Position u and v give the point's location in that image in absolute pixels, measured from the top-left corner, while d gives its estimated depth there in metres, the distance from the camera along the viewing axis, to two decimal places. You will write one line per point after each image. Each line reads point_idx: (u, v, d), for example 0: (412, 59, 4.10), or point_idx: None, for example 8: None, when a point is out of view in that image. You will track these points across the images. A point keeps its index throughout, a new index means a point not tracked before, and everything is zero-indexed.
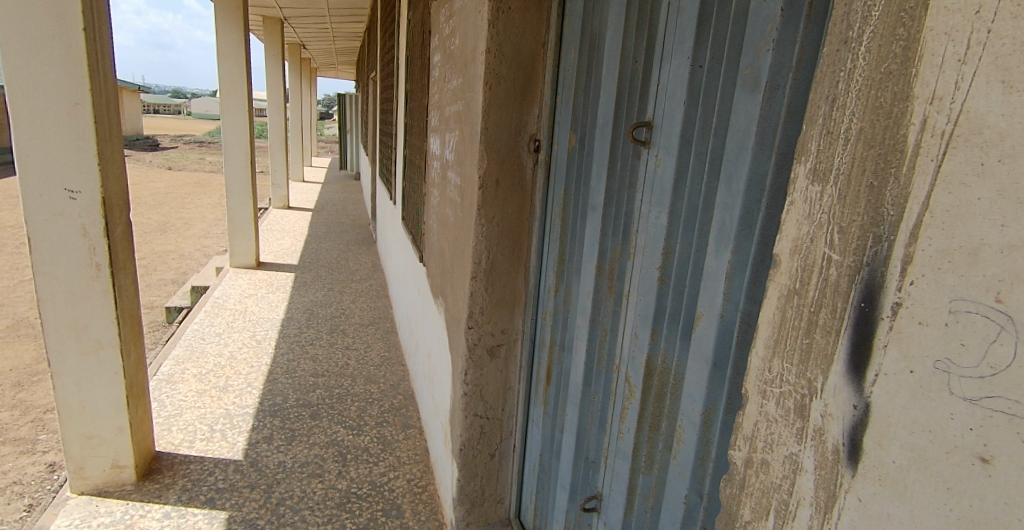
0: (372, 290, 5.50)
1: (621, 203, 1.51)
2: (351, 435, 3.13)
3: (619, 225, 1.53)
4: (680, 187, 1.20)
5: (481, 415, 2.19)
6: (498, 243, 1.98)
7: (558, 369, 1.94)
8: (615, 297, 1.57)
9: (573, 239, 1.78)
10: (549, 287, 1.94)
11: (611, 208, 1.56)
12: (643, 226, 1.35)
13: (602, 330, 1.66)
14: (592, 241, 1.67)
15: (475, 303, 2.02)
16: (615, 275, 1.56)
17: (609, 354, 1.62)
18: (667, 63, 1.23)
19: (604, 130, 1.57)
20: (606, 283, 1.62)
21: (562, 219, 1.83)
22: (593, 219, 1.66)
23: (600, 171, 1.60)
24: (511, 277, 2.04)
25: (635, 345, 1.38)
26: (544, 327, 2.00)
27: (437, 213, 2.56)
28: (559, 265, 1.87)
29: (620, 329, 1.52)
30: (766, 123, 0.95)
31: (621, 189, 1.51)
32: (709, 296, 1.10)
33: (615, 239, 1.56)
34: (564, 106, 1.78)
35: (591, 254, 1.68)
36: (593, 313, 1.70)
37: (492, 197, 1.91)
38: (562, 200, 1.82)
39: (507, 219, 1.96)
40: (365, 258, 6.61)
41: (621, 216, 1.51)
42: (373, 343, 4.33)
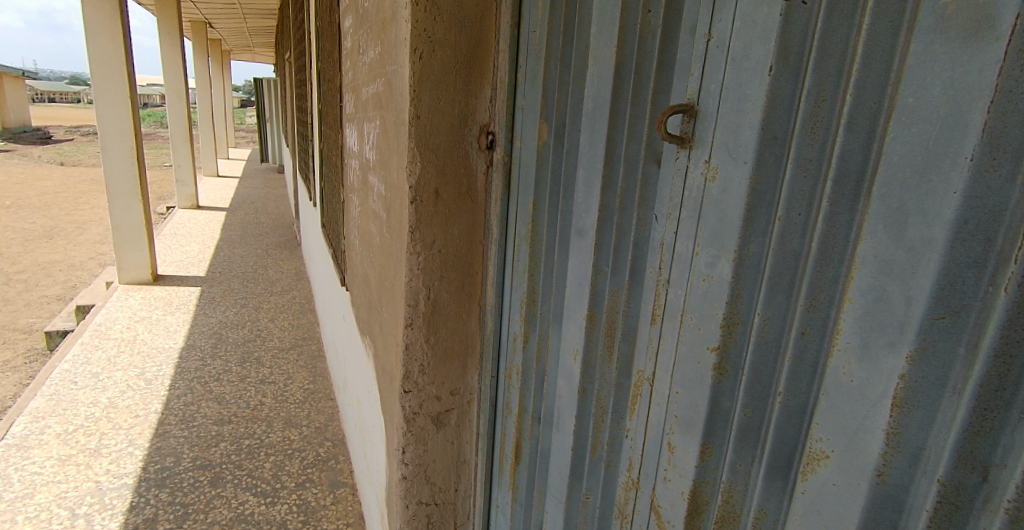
0: (295, 304, 4.78)
1: (627, 228, 0.98)
2: (262, 504, 2.54)
3: (624, 262, 1.00)
4: (753, 220, 0.68)
5: (427, 503, 1.63)
6: (441, 277, 1.42)
7: (533, 447, 1.41)
8: (620, 367, 1.05)
9: (549, 274, 1.25)
10: (513, 335, 1.40)
11: (610, 236, 1.04)
12: (674, 273, 0.83)
13: (599, 409, 1.15)
14: (581, 281, 1.14)
15: (413, 360, 1.47)
16: (620, 336, 1.03)
17: (613, 447, 1.11)
18: (729, 3, 0.71)
19: (595, 117, 1.03)
20: (603, 343, 1.09)
21: (530, 243, 1.29)
22: (582, 251, 1.12)
23: (591, 179, 1.07)
24: (461, 320, 1.48)
25: (669, 461, 0.88)
26: (509, 388, 1.46)
27: (358, 228, 1.95)
28: (528, 307, 1.33)
29: (635, 418, 1.01)
30: (1012, 106, 0.45)
31: (626, 208, 0.98)
32: (843, 430, 0.59)
33: (615, 282, 1.04)
34: (529, 81, 1.23)
35: (578, 300, 1.16)
36: (584, 383, 1.18)
37: (429, 215, 1.35)
38: (530, 216, 1.28)
39: (452, 243, 1.41)
40: (287, 264, 5.83)
41: (627, 252, 0.99)
42: (295, 373, 3.66)
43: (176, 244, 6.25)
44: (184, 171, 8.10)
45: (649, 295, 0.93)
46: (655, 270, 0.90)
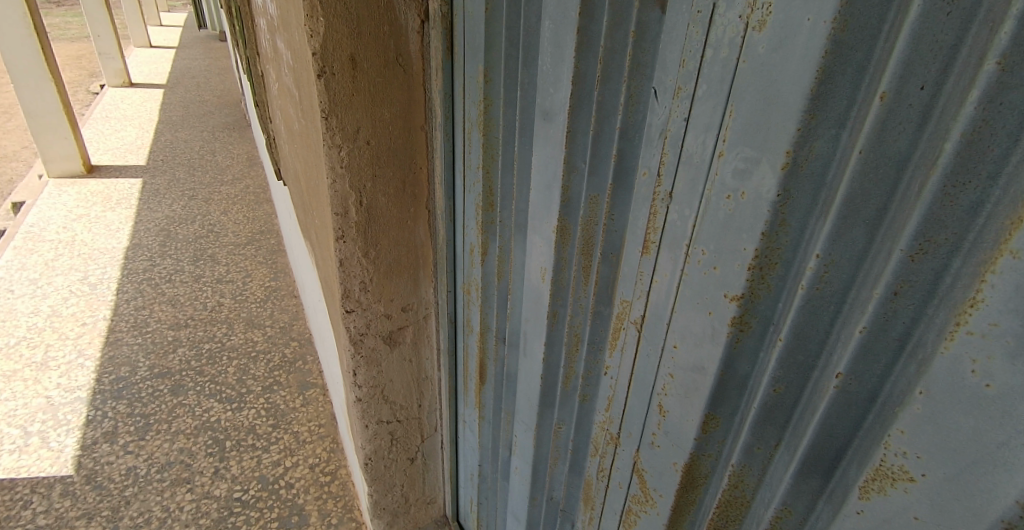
0: (249, 195, 4.39)
1: (612, 110, 0.69)
2: (229, 411, 2.27)
3: (608, 160, 0.72)
4: (826, 98, 0.41)
5: (388, 421, 1.43)
6: (375, 175, 1.13)
7: (498, 370, 1.20)
8: (598, 295, 0.81)
9: (510, 172, 0.96)
10: (469, 243, 1.14)
11: (587, 121, 0.74)
12: (681, 184, 0.55)
13: (571, 338, 0.92)
14: (548, 184, 0.84)
15: (352, 276, 1.20)
16: (598, 258, 0.78)
17: (589, 384, 0.90)
18: None
19: None
20: (578, 266, 0.84)
21: (482, 130, 0.97)
22: (550, 144, 0.81)
23: (562, 35, 0.73)
24: (406, 227, 1.21)
25: (659, 424, 0.66)
26: (468, 305, 1.23)
27: (282, 116, 1.58)
28: (483, 213, 1.05)
29: (612, 357, 0.79)
30: None
31: (611, 79, 0.68)
32: (947, 450, 0.38)
33: (594, 187, 0.75)
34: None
35: (545, 211, 0.87)
36: (554, 306, 0.93)
37: (348, 92, 1.03)
38: (479, 92, 0.95)
39: (384, 130, 1.10)
40: (237, 149, 5.32)
41: (611, 146, 0.70)
42: (254, 271, 3.40)
43: (110, 130, 5.62)
44: (107, 43, 7.11)
45: (642, 209, 0.66)
46: (648, 170, 0.63)
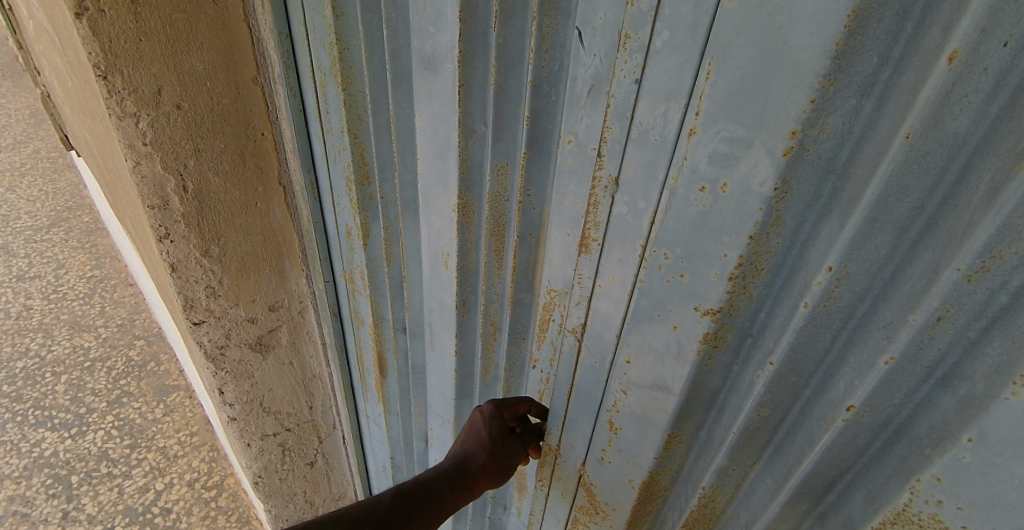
0: (42, 164, 3.56)
1: (521, 56, 0.53)
2: (67, 439, 1.87)
3: (519, 122, 0.56)
4: (853, 57, 0.29)
5: (276, 433, 1.23)
6: (200, 152, 0.86)
7: (400, 362, 1.04)
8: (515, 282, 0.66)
9: (387, 135, 0.77)
10: (344, 224, 0.93)
11: (486, 70, 0.56)
12: (633, 167, 0.41)
13: (486, 328, 0.76)
14: (438, 153, 0.66)
15: (194, 281, 0.95)
16: (513, 240, 0.64)
17: (511, 378, 0.77)
18: None
19: None
20: (487, 248, 0.68)
21: (340, 82, 0.75)
22: (437, 100, 0.62)
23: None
24: (256, 210, 0.97)
25: (609, 441, 0.56)
26: (353, 294, 1.04)
27: (52, 72, 1.17)
28: (356, 189, 0.85)
29: (540, 351, 0.64)
30: None
31: (515, 14, 0.51)
32: (1001, 506, 0.31)
33: (501, 155, 0.59)
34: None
35: (440, 185, 0.68)
36: (464, 294, 0.76)
37: (134, 36, 0.74)
38: (328, 32, 0.72)
39: (200, 88, 0.82)
40: (13, 104, 4.25)
41: (524, 102, 0.55)
42: (68, 259, 2.79)
43: None
44: None
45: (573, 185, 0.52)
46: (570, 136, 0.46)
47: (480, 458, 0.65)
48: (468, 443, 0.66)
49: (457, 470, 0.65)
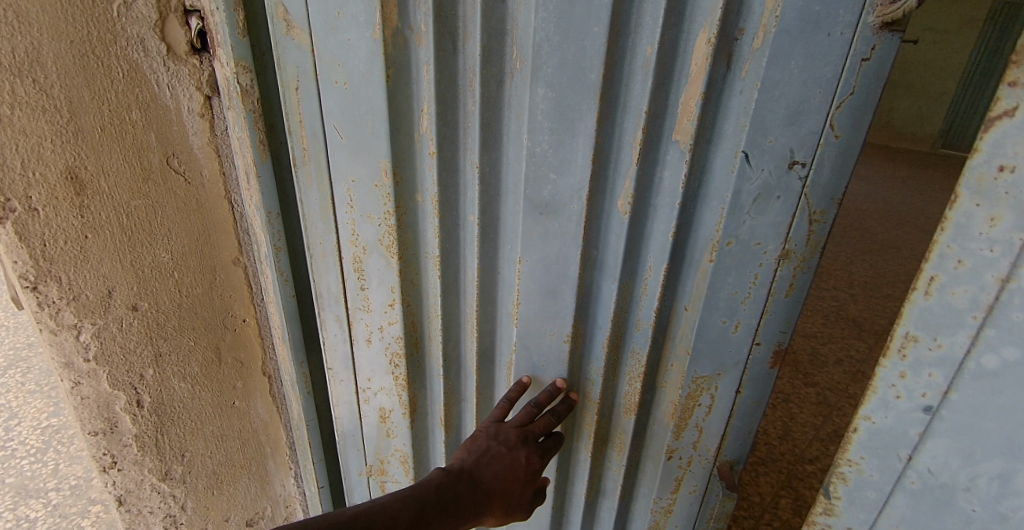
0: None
1: (655, 182, 0.67)
2: None
3: (647, 230, 0.70)
4: None
5: None
6: (161, 356, 0.79)
7: None
8: (644, 386, 0.79)
9: (457, 292, 0.80)
10: (375, 394, 0.89)
11: (615, 192, 0.68)
12: (884, 424, 0.52)
13: (601, 406, 0.84)
14: (559, 265, 0.74)
15: (148, 512, 0.87)
16: (643, 325, 0.75)
17: (621, 447, 0.87)
18: None
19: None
20: (604, 359, 0.79)
21: (392, 250, 0.77)
22: (555, 232, 0.72)
23: (567, 100, 0.64)
24: (230, 402, 0.87)
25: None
26: (382, 474, 0.95)
27: None
28: (405, 358, 0.85)
29: (681, 441, 0.82)
30: None
31: (654, 145, 0.65)
32: None
33: (630, 257, 0.71)
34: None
35: (547, 295, 0.76)
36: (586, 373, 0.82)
37: (80, 235, 0.69)
38: (381, 209, 0.74)
39: (165, 283, 0.76)
40: None
41: (663, 225, 0.68)
42: (22, 407, 2.34)
43: None
44: None
45: (727, 282, 0.68)
46: (730, 239, 0.66)
47: (490, 502, 0.77)
48: (494, 479, 0.76)
49: (472, 500, 0.75)
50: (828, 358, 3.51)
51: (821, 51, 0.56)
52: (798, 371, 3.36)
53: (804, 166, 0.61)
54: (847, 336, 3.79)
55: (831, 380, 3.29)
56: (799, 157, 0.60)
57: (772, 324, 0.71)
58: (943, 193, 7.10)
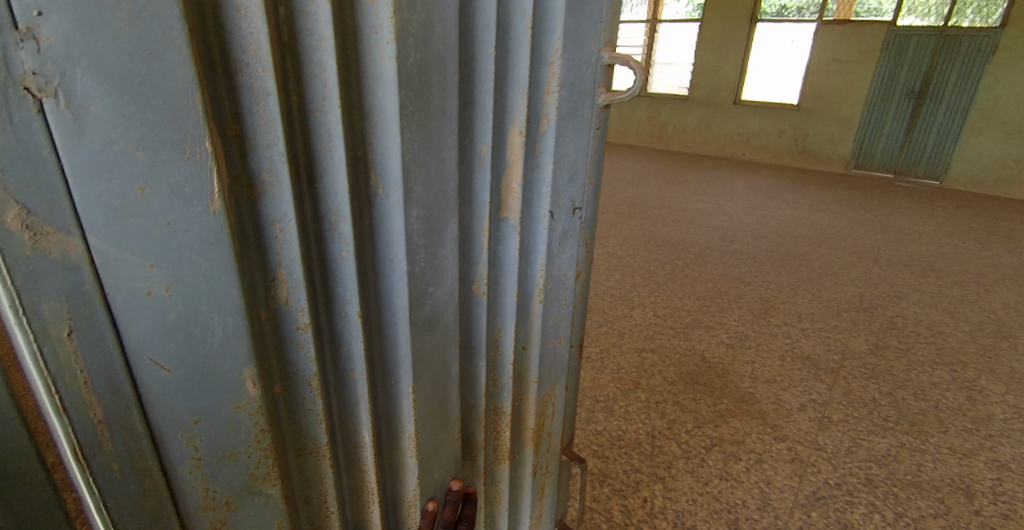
0: None
1: (502, 257, 1.00)
2: None
3: (503, 288, 1.03)
4: None
5: None
6: None
7: None
8: (516, 409, 1.19)
9: (343, 454, 0.84)
10: None
11: (478, 270, 0.97)
12: (570, 321, 1.24)
13: (495, 420, 1.16)
14: (439, 345, 0.93)
15: None
16: (512, 355, 1.11)
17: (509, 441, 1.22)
18: (578, 25, 0.91)
19: (431, 131, 0.76)
20: (491, 391, 1.12)
21: (266, 466, 0.71)
22: (437, 328, 0.91)
23: (433, 219, 0.81)
24: None
25: (548, 463, 1.39)
26: None
27: None
28: None
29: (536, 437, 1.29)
30: None
31: (496, 231, 0.97)
32: None
33: (493, 310, 1.04)
34: (105, 41, 0.45)
35: (440, 367, 0.96)
36: (477, 400, 1.10)
37: None
38: (248, 427, 0.66)
39: None
40: None
41: (512, 287, 1.04)
42: None
43: None
44: None
45: (553, 302, 1.15)
46: (548, 277, 1.10)
47: None
48: None
49: None
50: (792, 406, 3.41)
51: (576, 145, 1.02)
52: (766, 424, 3.22)
53: (580, 210, 1.10)
54: (805, 378, 3.72)
55: (799, 431, 3.17)
56: (578, 207, 1.09)
57: (571, 320, 1.25)
58: (863, 216, 7.41)
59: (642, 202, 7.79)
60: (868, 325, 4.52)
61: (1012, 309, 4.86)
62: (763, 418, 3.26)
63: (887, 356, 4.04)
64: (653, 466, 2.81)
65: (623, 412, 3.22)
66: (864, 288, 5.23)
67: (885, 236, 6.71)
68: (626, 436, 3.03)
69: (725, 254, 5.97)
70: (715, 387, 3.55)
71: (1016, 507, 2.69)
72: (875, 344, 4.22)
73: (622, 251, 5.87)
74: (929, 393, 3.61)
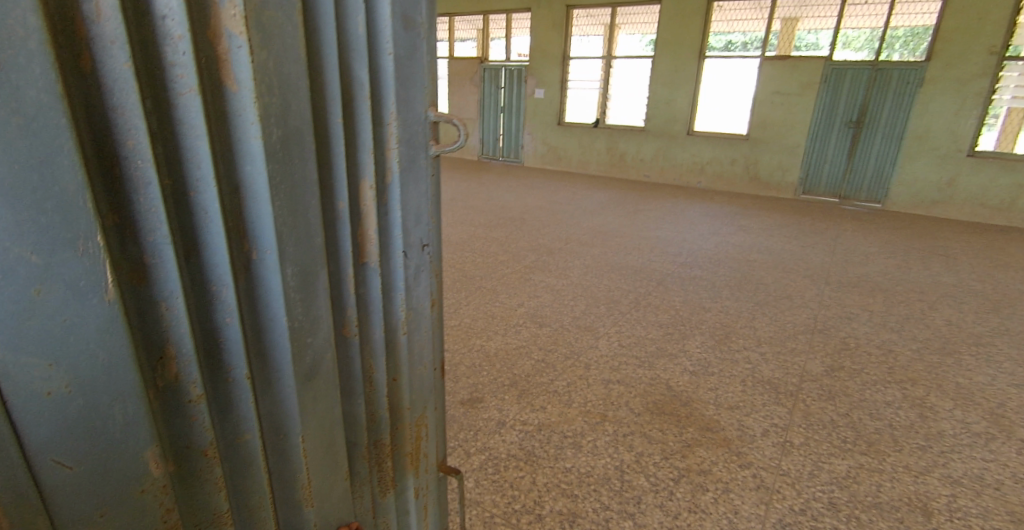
0: None
1: (366, 294, 1.22)
2: None
3: (369, 319, 1.25)
4: None
5: None
6: None
7: None
8: (391, 420, 1.40)
9: (244, 494, 0.99)
10: None
11: (347, 309, 1.17)
12: (431, 340, 1.50)
13: (375, 432, 1.36)
14: (322, 378, 1.09)
15: None
16: (382, 373, 1.33)
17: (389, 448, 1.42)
18: (409, 99, 1.19)
19: (298, 204, 0.94)
20: (367, 408, 1.31)
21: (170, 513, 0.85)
22: (319, 367, 1.07)
23: (307, 275, 0.99)
24: None
25: (427, 465, 1.62)
26: None
27: None
28: None
29: (412, 442, 1.52)
30: None
31: (359, 274, 1.19)
32: None
33: (363, 340, 1.24)
34: (0, 157, 0.60)
35: (327, 397, 1.12)
36: (359, 417, 1.28)
37: None
38: (142, 477, 0.80)
39: None
40: None
41: (377, 316, 1.26)
42: None
43: None
44: None
45: (416, 324, 1.41)
46: (409, 309, 1.36)
47: None
48: None
49: None
50: (755, 431, 3.47)
51: (419, 196, 1.29)
52: (731, 451, 3.26)
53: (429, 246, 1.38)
54: (767, 402, 3.80)
55: (764, 457, 3.22)
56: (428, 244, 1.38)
57: (431, 341, 1.52)
58: (813, 239, 7.71)
59: (604, 231, 7.93)
60: (823, 346, 4.67)
61: (953, 326, 5.12)
62: (729, 446, 3.30)
63: (842, 377, 4.17)
64: (622, 502, 2.80)
65: (591, 447, 3.20)
66: (818, 310, 5.42)
67: (835, 258, 7.00)
68: (596, 472, 3.00)
69: (686, 281, 6.10)
70: (681, 416, 3.58)
71: (970, 522, 2.78)
72: (831, 365, 4.36)
73: (586, 281, 5.93)
74: (883, 412, 3.73)
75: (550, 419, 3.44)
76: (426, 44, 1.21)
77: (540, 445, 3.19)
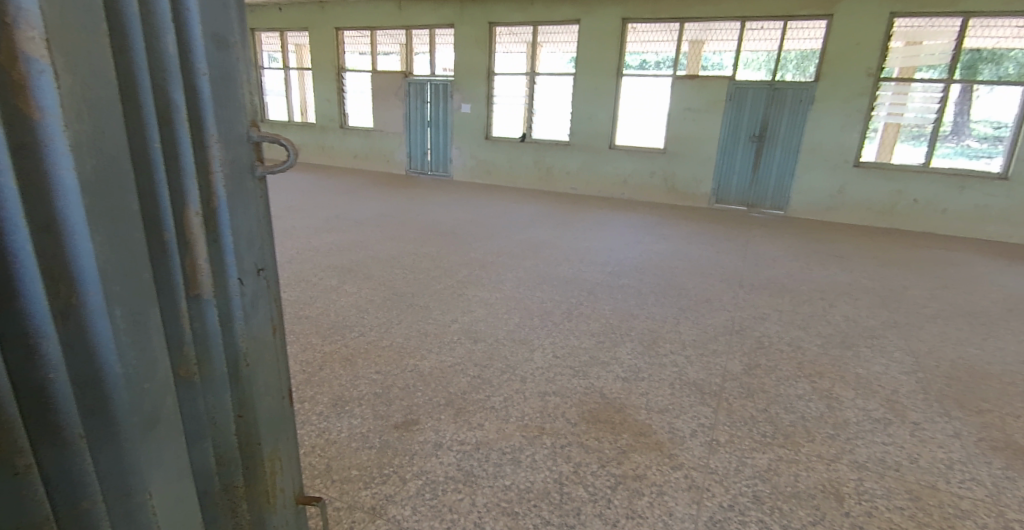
0: None
1: (206, 326, 1.23)
2: None
3: (210, 351, 1.26)
4: None
5: None
6: None
7: None
8: (244, 450, 1.40)
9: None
10: None
11: (181, 343, 1.18)
12: (280, 367, 1.51)
13: (225, 466, 1.35)
14: (160, 413, 1.10)
15: None
16: (229, 404, 1.33)
17: (243, 481, 1.42)
18: (223, 118, 1.19)
19: (120, 245, 0.98)
20: (214, 439, 1.30)
21: None
22: (156, 401, 1.09)
23: (136, 313, 1.03)
24: None
25: (286, 496, 1.61)
26: None
27: None
28: None
29: (271, 473, 1.52)
30: None
31: (197, 307, 1.20)
32: None
33: (204, 372, 1.25)
34: None
35: (168, 432, 1.14)
36: (203, 450, 1.27)
37: None
38: None
39: None
40: None
41: (218, 348, 1.27)
42: None
43: None
44: None
45: (263, 353, 1.41)
46: (250, 340, 1.35)
47: None
48: None
49: None
50: (685, 432, 3.61)
51: (248, 221, 1.30)
52: (664, 454, 3.37)
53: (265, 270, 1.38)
54: (693, 402, 3.98)
55: (694, 457, 3.35)
56: (267, 268, 1.39)
57: (281, 368, 1.53)
58: (729, 246, 8.19)
59: (534, 243, 8.03)
60: (741, 346, 4.96)
61: (851, 320, 5.60)
62: (661, 449, 3.40)
63: (759, 374, 4.43)
64: (563, 515, 2.81)
65: (529, 461, 3.20)
66: (735, 312, 5.75)
67: (749, 262, 7.47)
68: (535, 487, 3.00)
69: (614, 289, 6.28)
70: (616, 423, 3.66)
71: (876, 503, 3.02)
72: (749, 364, 4.62)
73: (519, 293, 5.97)
74: (796, 405, 4.00)
75: (488, 437, 3.41)
76: (239, 65, 1.23)
77: (479, 464, 3.15)
